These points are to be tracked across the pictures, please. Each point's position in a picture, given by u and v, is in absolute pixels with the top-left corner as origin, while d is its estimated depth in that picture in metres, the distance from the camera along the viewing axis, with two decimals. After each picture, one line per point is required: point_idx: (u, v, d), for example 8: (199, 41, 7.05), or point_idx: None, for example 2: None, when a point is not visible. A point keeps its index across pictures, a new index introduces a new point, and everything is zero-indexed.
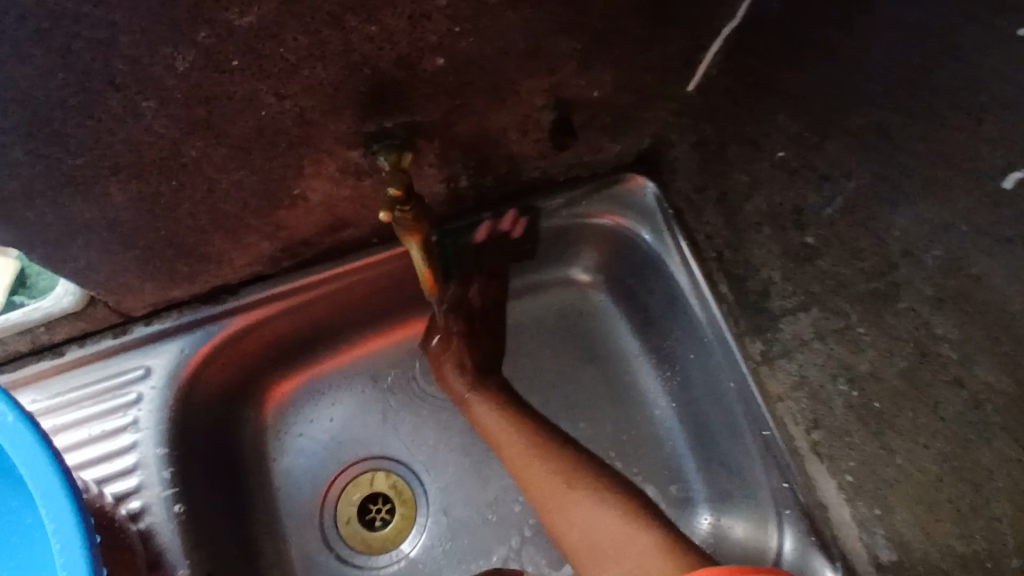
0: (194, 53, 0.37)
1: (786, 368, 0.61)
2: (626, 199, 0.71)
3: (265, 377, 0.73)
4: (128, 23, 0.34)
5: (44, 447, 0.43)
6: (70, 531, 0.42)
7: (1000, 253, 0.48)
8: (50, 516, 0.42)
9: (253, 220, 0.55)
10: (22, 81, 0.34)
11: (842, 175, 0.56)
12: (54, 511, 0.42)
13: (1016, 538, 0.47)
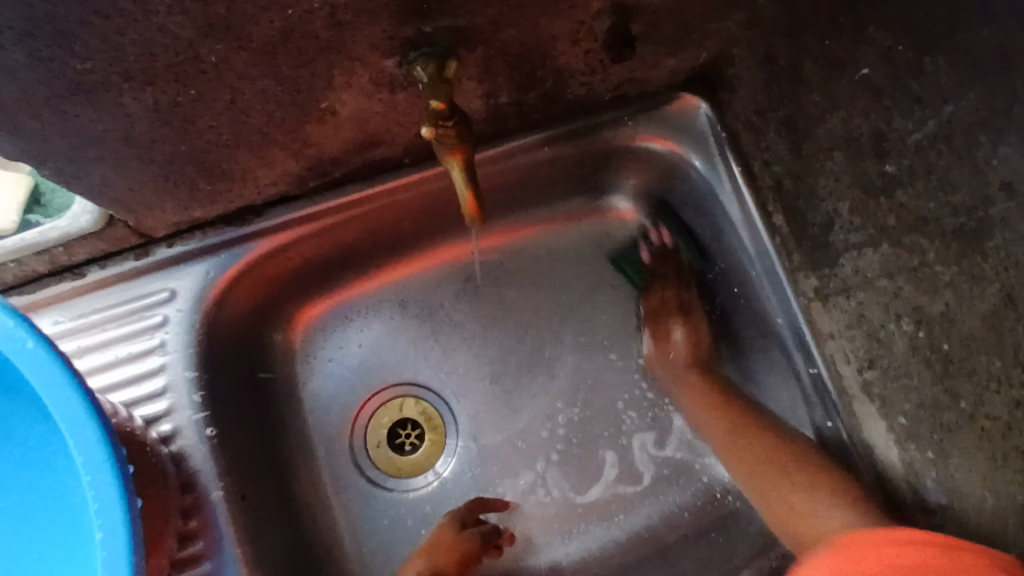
0: None
1: (840, 305, 0.58)
2: (676, 120, 0.65)
3: (293, 302, 0.71)
4: None
5: (66, 370, 0.39)
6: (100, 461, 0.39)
7: None
8: (79, 446, 0.39)
9: (279, 135, 0.50)
10: None
11: (938, 99, 0.47)
12: (82, 440, 0.39)
13: None
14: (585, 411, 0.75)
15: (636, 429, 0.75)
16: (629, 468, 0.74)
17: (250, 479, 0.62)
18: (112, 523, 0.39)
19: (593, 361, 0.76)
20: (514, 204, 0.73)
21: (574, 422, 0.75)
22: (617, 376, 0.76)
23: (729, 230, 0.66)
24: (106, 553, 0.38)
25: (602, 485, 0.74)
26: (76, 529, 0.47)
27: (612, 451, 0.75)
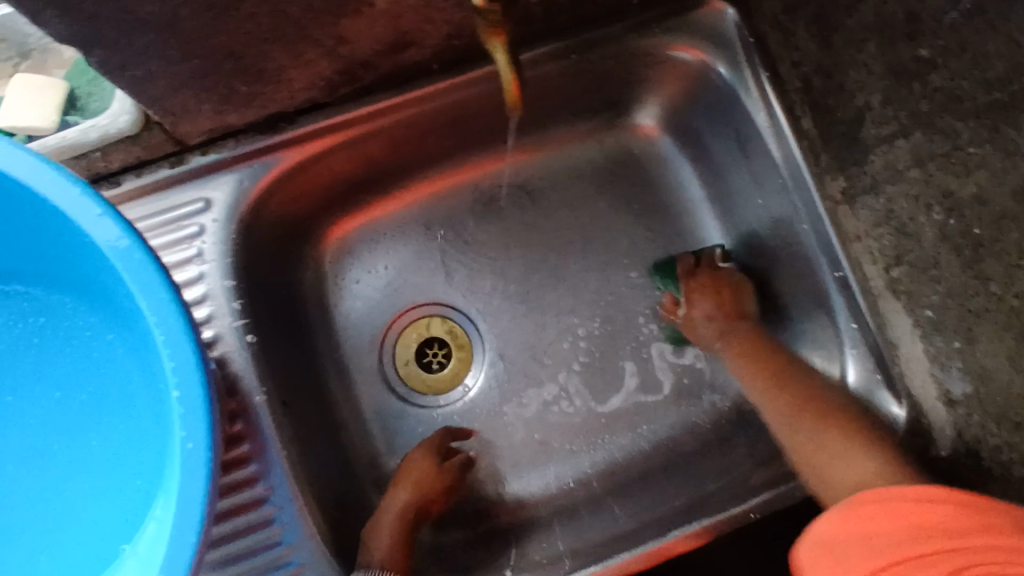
0: None
1: (869, 204, 0.58)
2: (705, 27, 0.65)
3: (322, 219, 0.72)
4: None
5: (144, 250, 0.40)
6: (175, 326, 0.40)
7: None
8: (160, 326, 0.39)
9: (314, 30, 0.51)
10: None
11: None
12: (163, 322, 0.39)
13: None
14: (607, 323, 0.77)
15: (655, 339, 0.77)
16: (648, 376, 0.77)
17: (283, 385, 0.64)
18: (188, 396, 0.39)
19: (615, 282, 0.78)
20: (536, 121, 0.73)
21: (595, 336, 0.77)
22: (639, 294, 0.78)
23: (752, 137, 0.67)
24: (185, 411, 0.39)
25: (622, 395, 0.76)
26: (149, 421, 0.49)
27: (631, 360, 0.77)
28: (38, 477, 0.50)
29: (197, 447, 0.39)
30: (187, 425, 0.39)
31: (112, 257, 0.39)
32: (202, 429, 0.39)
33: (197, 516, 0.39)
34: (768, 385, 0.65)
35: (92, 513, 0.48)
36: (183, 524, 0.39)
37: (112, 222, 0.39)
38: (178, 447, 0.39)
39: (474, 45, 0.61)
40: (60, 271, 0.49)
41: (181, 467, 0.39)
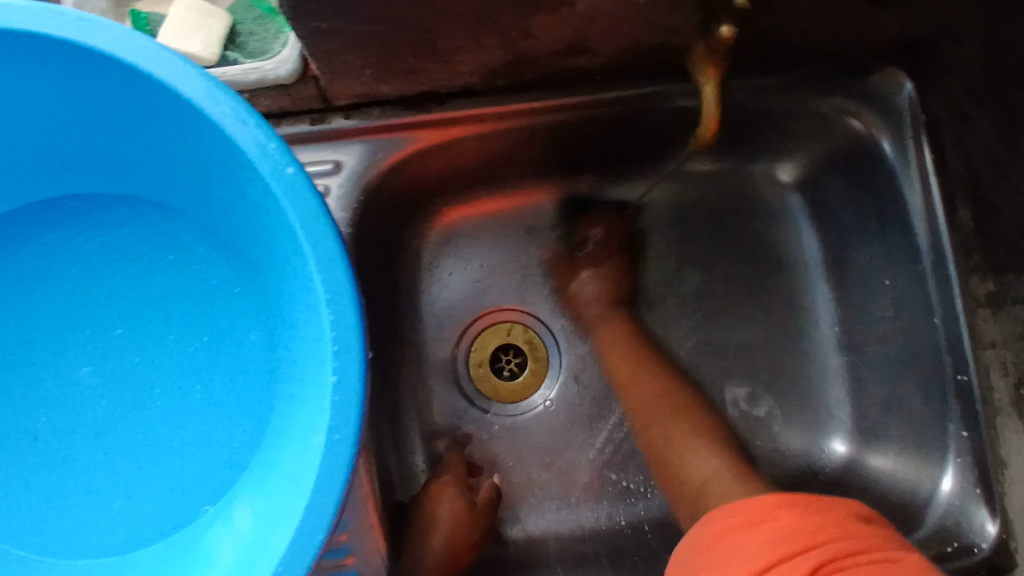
0: None
1: (1018, 314, 0.57)
2: (879, 95, 0.62)
3: (435, 203, 0.69)
4: None
5: (330, 225, 0.38)
6: (344, 306, 0.38)
7: None
8: (331, 307, 0.37)
9: (505, 18, 0.48)
10: None
11: None
12: (336, 301, 0.37)
13: None
14: (689, 359, 0.73)
15: (727, 382, 0.73)
16: None
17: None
18: (344, 385, 0.37)
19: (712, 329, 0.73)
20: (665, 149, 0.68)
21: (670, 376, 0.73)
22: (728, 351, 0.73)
23: (897, 218, 0.63)
24: (337, 400, 0.37)
25: None
26: (257, 384, 0.46)
27: None
28: (126, 421, 0.46)
29: (344, 440, 0.37)
30: (339, 416, 0.37)
31: (295, 223, 0.38)
32: (352, 420, 0.37)
33: (328, 512, 0.36)
34: (636, 375, 0.68)
35: (186, 467, 0.46)
36: (316, 512, 0.36)
37: (303, 187, 0.37)
38: (325, 437, 0.37)
39: (647, 63, 0.58)
40: (205, 209, 0.46)
41: (321, 459, 0.37)
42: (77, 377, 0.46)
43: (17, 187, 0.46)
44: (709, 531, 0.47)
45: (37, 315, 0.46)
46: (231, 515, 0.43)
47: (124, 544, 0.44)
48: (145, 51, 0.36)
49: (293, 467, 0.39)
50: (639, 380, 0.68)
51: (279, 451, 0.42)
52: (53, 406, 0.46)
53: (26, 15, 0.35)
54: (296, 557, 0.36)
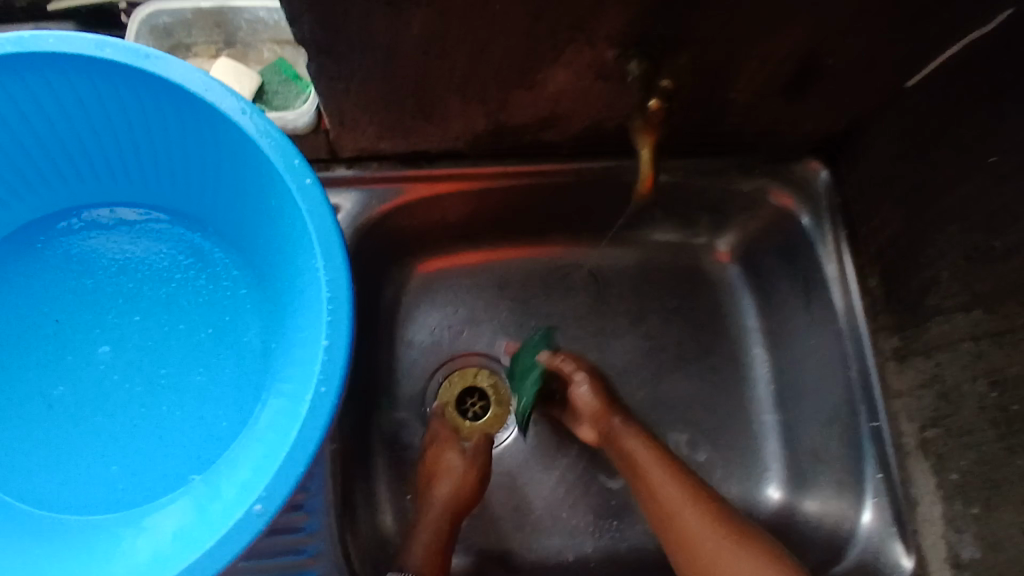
0: None
1: (917, 365, 0.65)
2: (800, 179, 0.72)
3: (419, 252, 0.78)
4: None
5: (335, 225, 0.46)
6: (340, 285, 0.45)
7: None
8: (330, 285, 0.45)
9: (489, 92, 0.59)
10: None
11: None
12: (335, 282, 0.45)
13: None
14: (639, 409, 0.80)
15: (671, 429, 0.79)
16: None
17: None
18: (335, 348, 0.44)
19: (660, 385, 0.80)
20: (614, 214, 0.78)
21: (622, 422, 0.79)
22: (673, 403, 0.80)
23: (818, 286, 0.73)
24: (327, 359, 0.44)
25: None
26: (253, 367, 0.53)
27: None
28: (133, 395, 0.52)
29: (329, 391, 0.43)
30: (327, 372, 0.44)
31: (308, 223, 0.46)
32: (336, 375, 0.44)
33: (309, 450, 0.42)
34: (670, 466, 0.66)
35: (180, 441, 0.52)
36: (300, 449, 0.42)
37: (318, 195, 0.46)
38: (313, 388, 0.43)
39: (607, 139, 0.69)
40: (228, 218, 0.55)
41: (309, 407, 0.43)
42: (96, 354, 0.53)
43: (69, 188, 0.54)
44: None
45: (68, 299, 0.54)
46: (214, 479, 0.48)
47: (120, 497, 0.50)
48: (205, 83, 0.45)
49: (281, 422, 0.46)
50: (633, 444, 0.69)
51: (266, 417, 0.48)
52: (70, 378, 0.52)
53: (112, 47, 0.44)
54: (276, 489, 0.41)
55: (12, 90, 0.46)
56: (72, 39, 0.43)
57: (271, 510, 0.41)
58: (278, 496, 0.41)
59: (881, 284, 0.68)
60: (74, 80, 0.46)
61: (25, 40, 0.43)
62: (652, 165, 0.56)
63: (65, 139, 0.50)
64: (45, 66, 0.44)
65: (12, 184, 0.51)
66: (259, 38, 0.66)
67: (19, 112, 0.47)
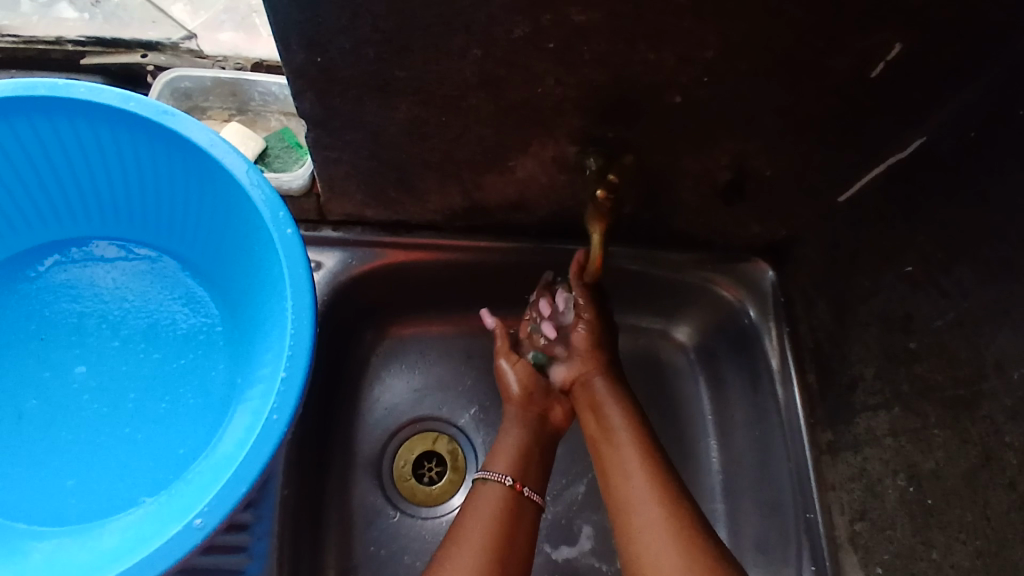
0: (530, 30, 0.47)
1: (848, 459, 0.68)
2: (748, 278, 0.79)
3: (392, 316, 0.83)
4: (503, 6, 0.45)
5: (308, 274, 0.51)
6: (304, 325, 0.50)
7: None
8: (294, 325, 0.50)
9: (466, 174, 0.66)
10: (407, 12, 0.46)
11: (946, 277, 0.57)
12: (298, 323, 0.50)
13: None
14: (589, 487, 0.80)
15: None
16: (605, 545, 0.78)
17: (293, 433, 0.72)
18: (291, 380, 0.49)
19: None
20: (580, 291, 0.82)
21: (569, 498, 0.79)
22: None
23: (763, 378, 0.77)
24: (283, 389, 0.49)
25: (573, 546, 0.77)
26: (218, 401, 0.57)
27: (591, 524, 0.78)
28: (102, 416, 0.56)
29: (280, 419, 0.48)
30: (281, 401, 0.48)
31: (284, 269, 0.51)
32: (289, 404, 0.48)
33: (254, 470, 0.46)
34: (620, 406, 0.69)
35: (137, 463, 0.55)
36: (246, 468, 0.46)
37: (297, 245, 0.51)
38: (266, 415, 0.48)
39: (572, 225, 0.76)
40: (217, 263, 0.60)
41: (261, 431, 0.47)
42: (72, 373, 0.57)
43: (73, 221, 0.60)
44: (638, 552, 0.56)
45: (56, 320, 0.59)
46: (161, 498, 0.51)
47: (70, 510, 0.53)
48: (211, 140, 0.52)
49: (232, 447, 0.50)
50: (611, 415, 0.68)
51: (221, 445, 0.52)
52: (44, 394, 0.56)
53: (134, 102, 0.51)
54: (220, 503, 0.45)
55: (41, 126, 0.52)
56: (101, 92, 0.50)
57: (211, 523, 0.45)
58: (220, 510, 0.45)
59: (818, 379, 0.73)
60: (95, 126, 0.53)
61: (61, 87, 0.50)
62: (602, 248, 0.68)
63: (80, 176, 0.57)
64: (74, 111, 0.51)
65: (23, 211, 0.57)
66: (269, 109, 0.74)
67: (45, 147, 0.54)
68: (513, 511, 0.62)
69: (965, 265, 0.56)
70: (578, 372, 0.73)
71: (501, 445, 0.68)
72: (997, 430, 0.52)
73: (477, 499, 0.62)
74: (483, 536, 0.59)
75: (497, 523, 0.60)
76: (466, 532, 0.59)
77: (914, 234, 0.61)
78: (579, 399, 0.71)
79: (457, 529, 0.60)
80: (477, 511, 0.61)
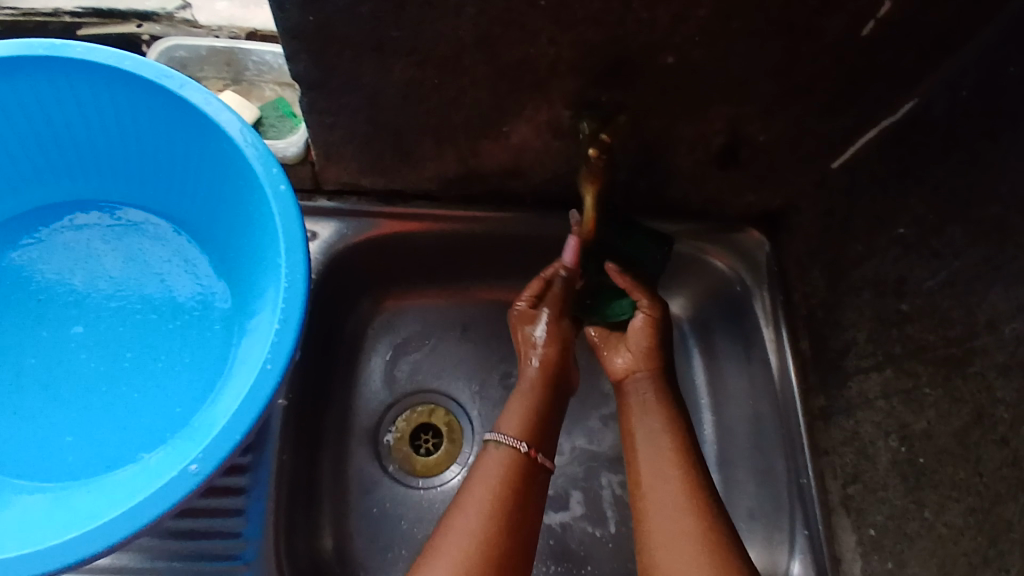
0: None
1: (841, 424, 0.69)
2: (741, 248, 0.79)
3: (388, 287, 0.83)
4: None
5: (302, 231, 0.51)
6: (297, 280, 0.50)
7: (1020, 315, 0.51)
8: (288, 281, 0.50)
9: (461, 140, 0.67)
10: None
11: (939, 238, 0.58)
12: (292, 279, 0.50)
13: None
14: (584, 455, 0.80)
15: (604, 470, 0.79)
16: (597, 511, 0.78)
17: (290, 402, 0.72)
18: (284, 333, 0.49)
19: (609, 435, 0.81)
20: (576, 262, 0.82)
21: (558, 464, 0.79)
22: (611, 455, 0.80)
23: (757, 347, 0.78)
24: (277, 341, 0.49)
25: (564, 512, 0.78)
26: (213, 361, 0.58)
27: (580, 491, 0.78)
28: (97, 375, 0.57)
29: (273, 369, 0.48)
30: (275, 353, 0.48)
31: (278, 226, 0.51)
32: (283, 356, 0.48)
33: (249, 420, 0.47)
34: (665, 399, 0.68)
35: (133, 421, 0.55)
36: (241, 416, 0.47)
37: (290, 203, 0.51)
38: (260, 366, 0.48)
39: (567, 193, 0.76)
40: (211, 225, 0.60)
41: (255, 381, 0.47)
42: (69, 333, 0.58)
43: (72, 183, 0.60)
44: (662, 537, 0.58)
45: (53, 283, 0.59)
46: (159, 454, 0.52)
47: (68, 466, 0.53)
48: (206, 99, 0.52)
49: (229, 401, 0.50)
50: (651, 421, 0.66)
51: (217, 401, 0.53)
52: (42, 352, 0.57)
53: (129, 61, 0.51)
54: (216, 450, 0.46)
55: (38, 88, 0.53)
56: (97, 51, 0.51)
57: (206, 469, 0.45)
58: (214, 458, 0.46)
59: (811, 346, 0.74)
60: (92, 86, 0.53)
61: (57, 46, 0.50)
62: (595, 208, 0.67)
63: (76, 138, 0.57)
64: (70, 71, 0.52)
65: (21, 172, 0.58)
66: (263, 79, 0.74)
67: (42, 108, 0.54)
68: (521, 476, 0.61)
69: (958, 224, 0.56)
70: (630, 367, 0.71)
71: (515, 405, 0.67)
72: (989, 386, 0.53)
73: (484, 462, 0.62)
74: (488, 504, 0.58)
75: (501, 492, 0.59)
76: (472, 499, 0.58)
77: (907, 197, 0.61)
78: (625, 394, 0.71)
79: (462, 497, 0.59)
80: (483, 478, 0.60)
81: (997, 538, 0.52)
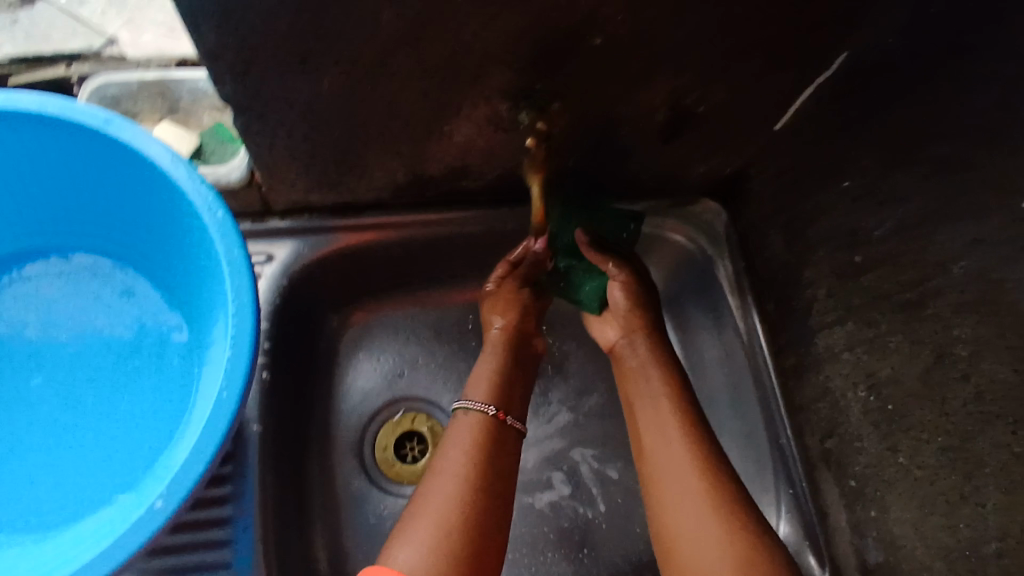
0: None
1: (812, 380, 0.70)
2: (701, 220, 0.81)
3: (355, 300, 0.83)
4: None
5: (245, 254, 0.51)
6: (244, 304, 0.50)
7: (967, 253, 0.51)
8: (236, 306, 0.50)
9: (405, 145, 0.66)
10: None
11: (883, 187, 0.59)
12: (240, 304, 0.50)
13: (971, 521, 0.53)
14: (562, 437, 0.80)
15: (575, 445, 0.80)
16: (582, 491, 0.78)
17: (269, 426, 0.71)
18: (237, 358, 0.49)
19: (588, 419, 0.81)
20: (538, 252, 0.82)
21: (539, 448, 0.80)
22: (590, 436, 0.81)
23: (725, 315, 0.79)
24: (230, 367, 0.49)
25: (547, 494, 0.78)
26: (177, 395, 0.57)
27: (561, 472, 0.79)
28: (63, 424, 0.56)
29: (229, 397, 0.48)
30: (229, 381, 0.48)
31: (220, 253, 0.51)
32: (237, 382, 0.48)
33: (211, 449, 0.47)
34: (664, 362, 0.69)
35: (103, 464, 0.55)
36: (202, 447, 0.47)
37: (230, 228, 0.51)
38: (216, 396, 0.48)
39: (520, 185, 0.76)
40: (159, 260, 0.60)
41: (212, 411, 0.47)
42: (30, 385, 0.57)
43: (16, 235, 0.60)
44: (668, 495, 0.59)
45: (8, 337, 0.59)
46: (130, 494, 0.52)
47: (43, 517, 0.53)
48: (134, 134, 0.51)
49: (191, 433, 0.50)
50: (651, 383, 0.67)
51: (182, 435, 0.52)
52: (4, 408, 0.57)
53: (51, 105, 0.50)
54: (179, 484, 0.46)
55: None
56: (19, 100, 0.50)
57: (172, 506, 0.45)
58: (179, 492, 0.46)
59: (776, 307, 0.74)
60: (19, 136, 0.52)
61: None
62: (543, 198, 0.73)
63: (13, 190, 0.56)
64: None
65: None
66: (200, 106, 0.73)
67: None
68: (496, 443, 0.62)
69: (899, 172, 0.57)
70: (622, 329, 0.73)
71: (479, 373, 0.68)
72: (945, 326, 0.54)
73: (453, 429, 0.63)
74: (465, 466, 0.59)
75: (478, 458, 0.60)
76: (445, 462, 0.59)
77: (850, 150, 0.62)
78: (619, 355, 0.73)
79: (436, 460, 0.60)
80: (456, 441, 0.61)
81: (970, 474, 0.53)
